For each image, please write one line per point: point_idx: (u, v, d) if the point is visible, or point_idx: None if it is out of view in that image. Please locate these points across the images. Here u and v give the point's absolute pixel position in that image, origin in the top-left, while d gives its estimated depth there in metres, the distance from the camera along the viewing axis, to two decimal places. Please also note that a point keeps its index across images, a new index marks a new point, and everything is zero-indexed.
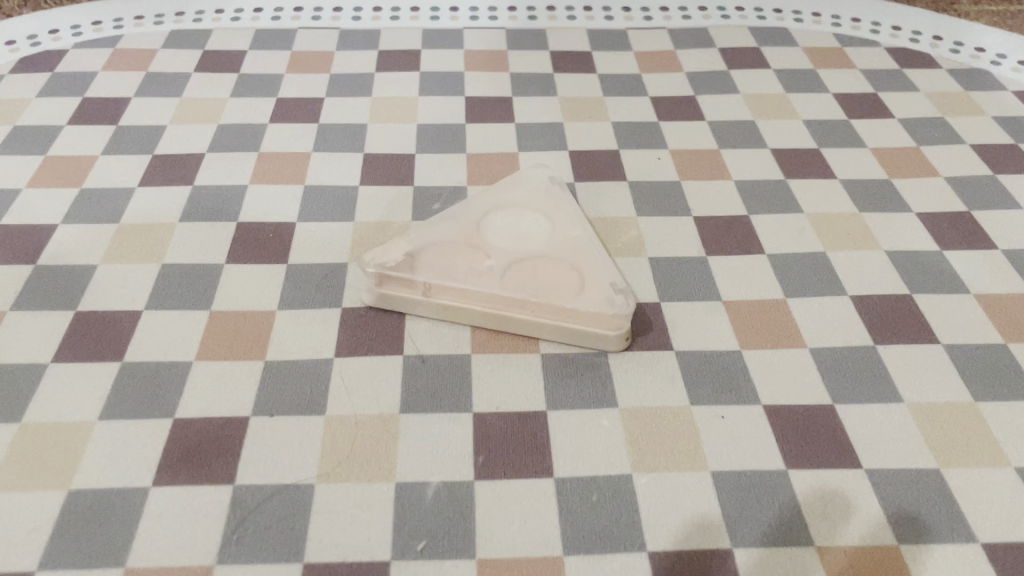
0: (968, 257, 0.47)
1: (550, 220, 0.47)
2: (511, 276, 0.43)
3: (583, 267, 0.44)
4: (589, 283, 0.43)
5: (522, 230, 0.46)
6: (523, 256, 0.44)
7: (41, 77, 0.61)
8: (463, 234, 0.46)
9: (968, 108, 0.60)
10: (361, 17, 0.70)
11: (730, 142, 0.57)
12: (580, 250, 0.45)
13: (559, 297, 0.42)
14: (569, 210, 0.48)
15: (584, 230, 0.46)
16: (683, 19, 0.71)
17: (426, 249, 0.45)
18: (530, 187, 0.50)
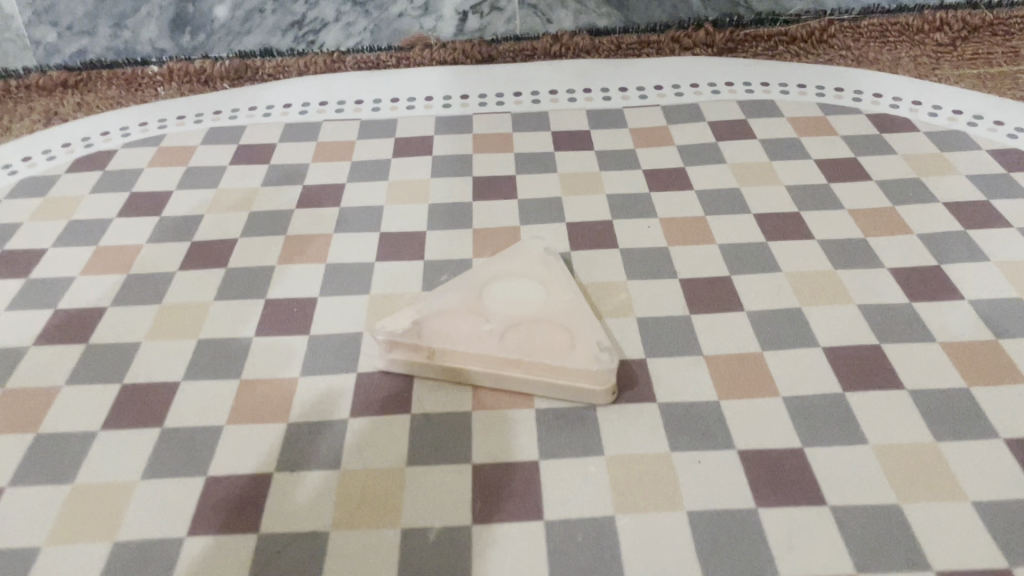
0: (936, 308, 0.51)
1: (545, 285, 0.52)
2: (508, 338, 0.48)
3: (574, 329, 0.48)
4: (579, 342, 0.47)
5: (518, 297, 0.51)
6: (519, 319, 0.49)
7: (93, 174, 0.68)
8: (465, 302, 0.51)
9: (943, 168, 0.64)
10: (380, 108, 0.77)
11: (716, 208, 0.61)
12: (572, 312, 0.49)
13: (551, 356, 0.46)
14: (562, 275, 0.53)
15: (575, 294, 0.51)
16: (676, 96, 0.76)
17: (431, 316, 0.50)
18: (528, 257, 0.55)
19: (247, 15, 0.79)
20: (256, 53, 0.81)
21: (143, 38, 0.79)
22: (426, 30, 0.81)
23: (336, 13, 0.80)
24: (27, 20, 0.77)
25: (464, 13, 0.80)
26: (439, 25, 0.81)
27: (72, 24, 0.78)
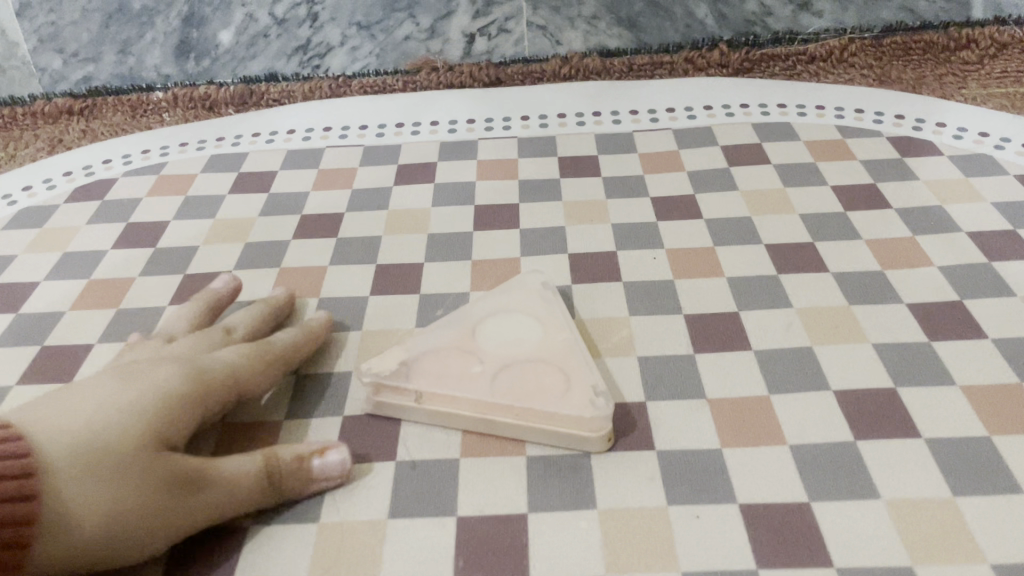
0: (957, 347, 0.48)
1: (540, 323, 0.49)
2: (498, 379, 0.45)
3: (569, 370, 0.46)
4: (574, 383, 0.45)
5: (513, 335, 0.49)
6: (512, 359, 0.47)
7: (91, 204, 0.67)
8: (458, 340, 0.49)
9: (968, 194, 0.61)
10: (385, 133, 0.74)
11: (724, 239, 0.59)
12: (568, 351, 0.47)
13: (544, 399, 0.44)
14: (559, 313, 0.50)
15: (572, 333, 0.48)
16: (688, 119, 0.73)
17: (421, 356, 0.47)
18: (525, 292, 0.52)
19: (252, 40, 0.79)
20: (262, 78, 0.81)
21: (147, 64, 0.79)
22: (433, 54, 0.80)
23: (342, 37, 0.79)
24: (32, 47, 0.78)
25: (471, 34, 0.80)
26: (446, 48, 0.80)
27: (77, 51, 0.78)
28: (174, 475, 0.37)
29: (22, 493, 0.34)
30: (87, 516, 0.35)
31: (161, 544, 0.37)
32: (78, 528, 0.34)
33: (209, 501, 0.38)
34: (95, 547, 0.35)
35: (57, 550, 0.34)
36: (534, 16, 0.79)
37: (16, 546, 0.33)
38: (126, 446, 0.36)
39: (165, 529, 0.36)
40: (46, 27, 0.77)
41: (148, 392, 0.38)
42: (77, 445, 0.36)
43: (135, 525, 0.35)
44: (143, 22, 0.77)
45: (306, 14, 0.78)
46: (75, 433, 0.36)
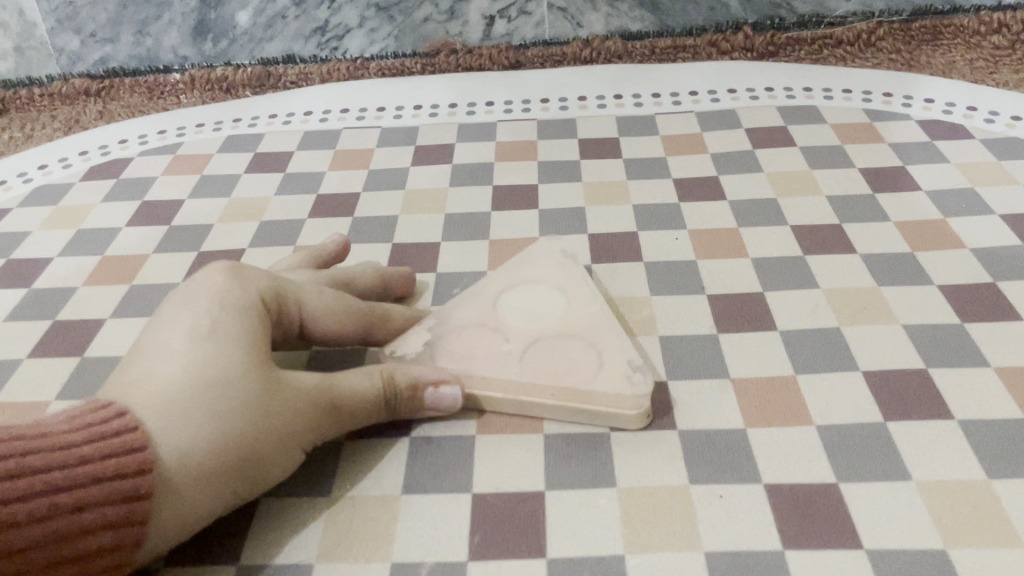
0: (991, 329, 0.46)
1: (567, 297, 0.48)
2: (527, 359, 0.44)
3: (600, 344, 0.44)
4: (607, 360, 0.43)
5: (538, 309, 0.47)
6: (540, 337, 0.45)
7: (106, 182, 0.66)
8: (482, 317, 0.47)
9: (1000, 177, 0.59)
10: (402, 115, 0.73)
11: (748, 220, 0.57)
12: (597, 326, 0.46)
13: (578, 379, 0.42)
14: (585, 286, 0.49)
15: (601, 307, 0.47)
16: (711, 102, 0.72)
17: (445, 336, 0.46)
18: (548, 266, 0.51)
19: (270, 22, 0.78)
20: (279, 60, 0.80)
21: (165, 45, 0.79)
22: (452, 36, 0.79)
23: (360, 19, 0.78)
24: (50, 28, 0.78)
25: (491, 17, 0.79)
26: (465, 31, 0.79)
27: (94, 32, 0.78)
28: (285, 395, 0.38)
29: (134, 446, 0.34)
30: (218, 447, 0.36)
31: (291, 461, 0.39)
32: (210, 460, 0.35)
33: (323, 414, 0.40)
34: (234, 475, 0.36)
35: (196, 490, 0.35)
36: None
37: (141, 499, 0.34)
38: (234, 376, 0.37)
39: (291, 443, 0.38)
40: (64, 7, 0.77)
41: (237, 325, 0.39)
42: (181, 381, 0.36)
43: (265, 443, 0.37)
44: (161, 2, 0.77)
45: None
46: (178, 376, 0.37)
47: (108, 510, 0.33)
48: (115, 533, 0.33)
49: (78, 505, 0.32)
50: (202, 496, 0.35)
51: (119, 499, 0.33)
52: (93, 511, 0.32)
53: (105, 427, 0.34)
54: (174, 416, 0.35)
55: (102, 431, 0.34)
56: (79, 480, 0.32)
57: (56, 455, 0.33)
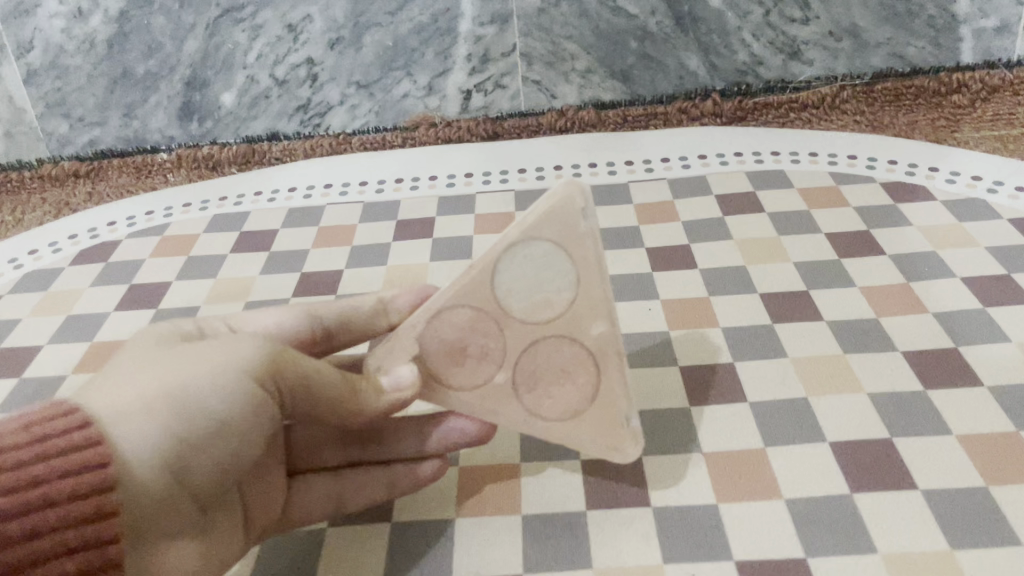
0: (953, 395, 0.48)
1: (575, 300, 0.44)
2: (524, 397, 0.45)
3: (599, 376, 0.44)
4: (601, 400, 0.44)
5: (541, 301, 0.44)
6: (536, 361, 0.44)
7: (95, 267, 0.68)
8: (482, 304, 0.44)
9: (961, 239, 0.61)
10: (384, 189, 0.75)
11: (719, 288, 0.59)
12: (599, 356, 0.44)
13: (566, 430, 0.44)
14: (596, 280, 0.43)
15: (609, 317, 0.44)
16: (683, 168, 0.74)
17: (440, 330, 0.45)
18: (566, 234, 0.43)
19: (253, 101, 0.80)
20: (263, 138, 0.82)
21: (152, 127, 0.81)
22: (431, 110, 0.82)
23: (341, 96, 0.81)
24: (39, 113, 0.80)
25: (468, 91, 0.81)
26: (443, 104, 0.82)
27: (83, 115, 0.80)
28: (214, 345, 0.39)
29: (92, 460, 0.32)
30: (143, 388, 0.36)
31: (240, 395, 0.37)
32: (134, 396, 0.35)
33: (260, 349, 0.39)
34: (169, 408, 0.35)
35: (126, 428, 0.34)
36: (530, 72, 0.80)
37: (106, 517, 0.32)
38: (164, 352, 0.39)
39: (228, 372, 0.37)
40: (52, 93, 0.79)
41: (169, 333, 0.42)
42: (115, 372, 0.38)
43: (196, 376, 0.37)
44: (147, 86, 0.79)
45: (306, 75, 0.79)
46: (113, 370, 0.38)
47: (67, 535, 0.32)
48: (81, 556, 0.32)
49: (33, 533, 0.31)
50: (135, 434, 0.34)
51: (84, 520, 0.32)
52: (51, 538, 0.31)
53: (59, 443, 0.32)
54: (106, 384, 0.37)
55: (58, 446, 0.32)
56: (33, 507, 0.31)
57: (6, 478, 0.31)
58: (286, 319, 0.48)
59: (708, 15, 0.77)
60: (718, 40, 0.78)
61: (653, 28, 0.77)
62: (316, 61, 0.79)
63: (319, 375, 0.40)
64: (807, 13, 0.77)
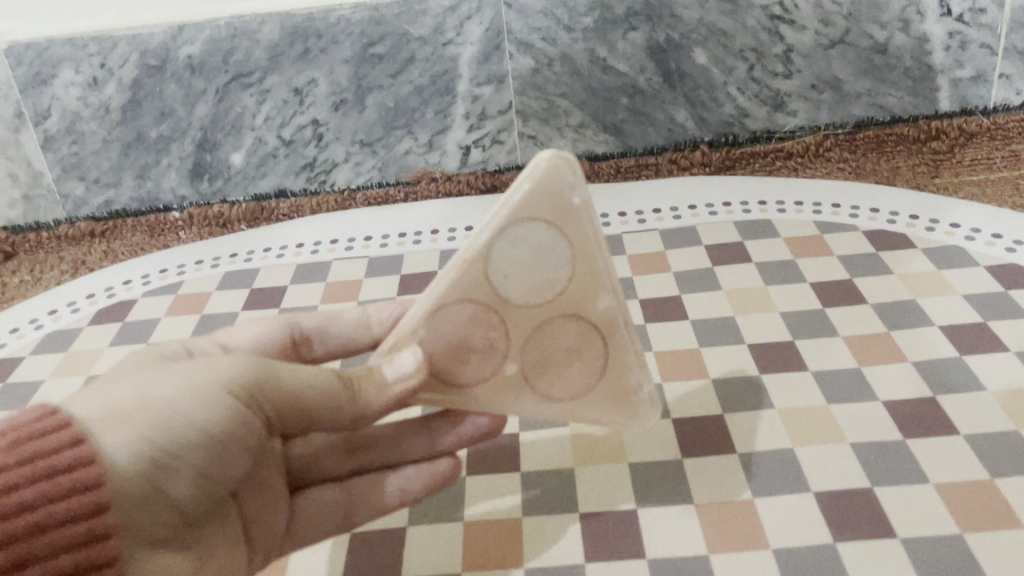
0: (931, 444, 0.50)
1: (574, 273, 0.47)
2: (537, 382, 0.49)
3: (609, 349, 0.49)
4: (614, 371, 0.49)
5: (541, 283, 0.47)
6: (546, 342, 0.48)
7: (112, 326, 0.71)
8: (485, 296, 0.47)
9: (939, 287, 0.64)
10: (388, 243, 0.79)
11: (709, 339, 0.62)
12: (604, 327, 0.48)
13: (589, 403, 0.49)
14: (593, 254, 0.47)
15: (610, 288, 0.48)
16: (674, 219, 0.78)
17: (447, 326, 0.48)
18: (560, 213, 0.46)
19: (261, 161, 0.84)
20: (271, 195, 0.86)
21: (164, 187, 0.84)
22: (431, 165, 0.85)
23: (346, 154, 0.84)
24: (56, 176, 0.84)
25: (467, 147, 0.84)
26: (444, 160, 0.85)
27: (98, 178, 0.84)
28: (199, 363, 0.42)
29: (82, 481, 0.36)
30: (130, 397, 0.39)
31: (222, 407, 0.41)
32: (119, 406, 0.39)
33: (243, 367, 0.42)
34: (155, 416, 0.39)
35: (114, 432, 0.38)
36: (525, 128, 0.83)
37: (98, 539, 0.36)
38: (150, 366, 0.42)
39: (211, 387, 0.41)
40: (69, 157, 0.82)
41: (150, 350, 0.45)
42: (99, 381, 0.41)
43: (177, 390, 0.40)
44: (160, 149, 0.82)
45: (312, 134, 0.83)
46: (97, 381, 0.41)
47: (61, 558, 0.35)
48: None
49: (27, 556, 0.34)
50: (121, 438, 0.38)
51: (75, 542, 0.35)
52: (43, 561, 0.35)
53: (54, 462, 0.36)
54: (90, 391, 0.40)
55: (51, 465, 0.36)
56: (29, 528, 0.35)
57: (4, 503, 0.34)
58: (267, 329, 0.53)
59: (694, 72, 0.80)
60: (705, 94, 0.82)
61: (643, 84, 0.81)
62: (321, 121, 0.82)
63: (308, 387, 0.43)
64: (790, 67, 0.80)
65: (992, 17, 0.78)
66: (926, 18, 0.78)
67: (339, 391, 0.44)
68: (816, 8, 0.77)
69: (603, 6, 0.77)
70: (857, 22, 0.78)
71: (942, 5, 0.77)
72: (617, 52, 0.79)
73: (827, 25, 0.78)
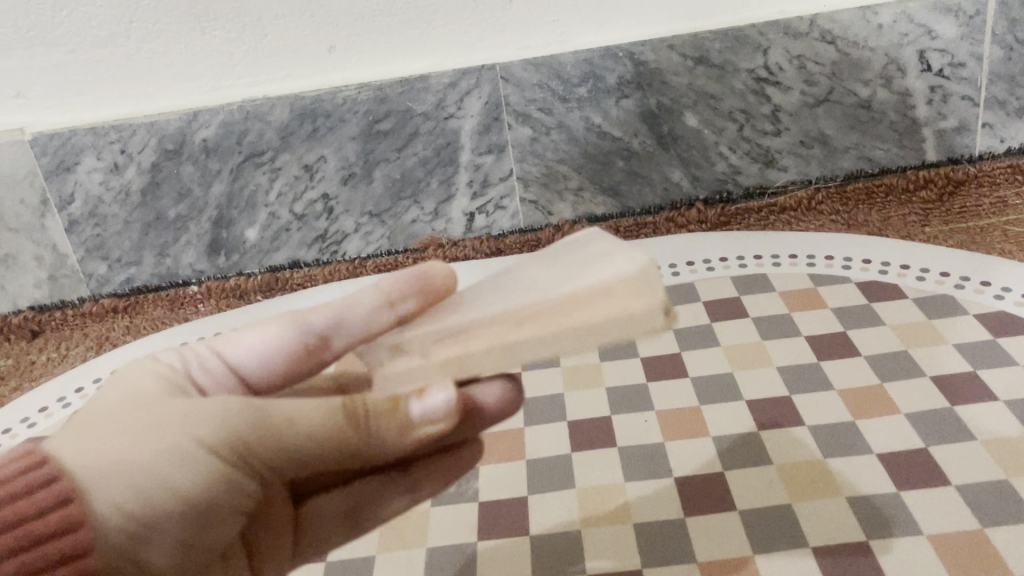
0: (924, 495, 0.52)
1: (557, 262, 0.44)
2: (526, 318, 0.39)
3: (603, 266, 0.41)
4: (614, 270, 0.40)
5: (526, 277, 0.44)
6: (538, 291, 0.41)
7: None
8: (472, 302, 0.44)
9: (930, 337, 0.66)
10: None
11: (708, 396, 0.64)
12: (592, 261, 0.42)
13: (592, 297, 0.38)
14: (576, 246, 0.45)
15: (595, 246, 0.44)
16: (673, 275, 0.80)
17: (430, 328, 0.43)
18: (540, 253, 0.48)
19: (275, 235, 0.88)
20: (286, 266, 0.90)
21: (183, 263, 0.89)
22: (438, 232, 0.89)
23: (355, 225, 0.88)
24: (80, 257, 0.88)
25: (471, 213, 0.89)
26: (449, 227, 0.89)
27: (120, 256, 0.88)
28: (197, 406, 0.37)
29: (70, 551, 0.33)
30: (109, 454, 0.35)
31: (211, 472, 0.36)
32: (100, 466, 0.34)
33: (240, 422, 0.36)
34: (134, 480, 0.34)
35: (95, 496, 0.34)
36: (527, 193, 0.88)
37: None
38: (138, 406, 0.38)
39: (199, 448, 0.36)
40: (92, 239, 0.87)
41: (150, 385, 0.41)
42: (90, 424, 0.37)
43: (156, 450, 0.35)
44: (178, 228, 0.87)
45: (323, 208, 0.87)
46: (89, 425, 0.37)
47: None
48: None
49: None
50: (99, 503, 0.34)
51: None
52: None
53: (37, 529, 0.32)
54: (80, 439, 0.36)
55: (34, 534, 0.32)
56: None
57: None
58: (270, 332, 0.44)
59: (686, 134, 0.84)
60: (698, 154, 0.86)
61: (637, 148, 0.85)
62: (331, 195, 0.86)
63: (310, 451, 0.37)
64: (778, 126, 0.84)
65: (971, 71, 0.81)
66: (907, 75, 0.81)
67: (344, 426, 0.37)
68: (800, 70, 0.81)
69: (596, 77, 0.81)
70: (840, 81, 0.81)
71: (921, 62, 0.80)
72: (610, 119, 0.84)
73: (811, 85, 0.82)
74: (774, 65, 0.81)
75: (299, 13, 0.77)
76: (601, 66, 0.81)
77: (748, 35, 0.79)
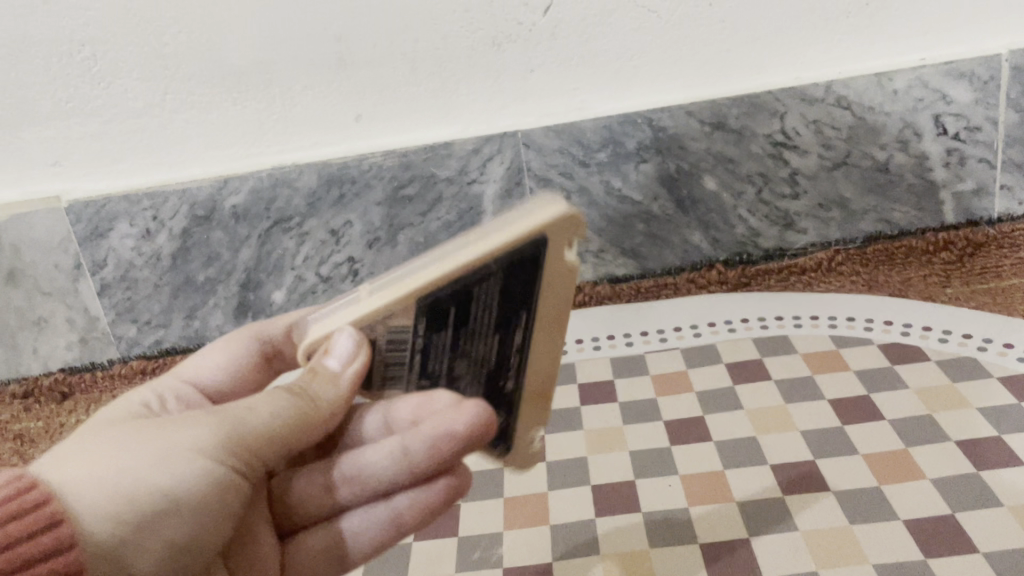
0: (951, 562, 0.52)
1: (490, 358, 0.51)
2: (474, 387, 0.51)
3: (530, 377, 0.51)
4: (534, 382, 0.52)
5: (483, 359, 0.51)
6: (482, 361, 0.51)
7: None
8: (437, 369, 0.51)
9: (954, 401, 0.66)
10: None
11: (732, 460, 0.64)
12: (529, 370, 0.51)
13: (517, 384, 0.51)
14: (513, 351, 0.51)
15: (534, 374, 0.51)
16: (694, 336, 0.81)
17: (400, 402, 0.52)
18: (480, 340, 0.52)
19: (302, 297, 0.90)
20: None
21: (210, 325, 0.90)
22: None
23: None
24: (111, 320, 0.90)
25: None
26: None
27: (150, 319, 0.90)
28: (172, 427, 0.44)
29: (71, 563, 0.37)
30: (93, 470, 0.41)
31: (192, 471, 0.42)
32: (84, 479, 0.40)
33: (209, 429, 0.43)
34: (121, 484, 0.40)
35: (83, 506, 0.39)
36: None
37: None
38: (110, 436, 0.45)
39: (186, 452, 0.42)
40: (123, 302, 0.89)
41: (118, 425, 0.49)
42: (66, 454, 0.43)
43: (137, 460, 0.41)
44: (207, 291, 0.89)
45: (349, 271, 0.89)
46: (64, 455, 0.43)
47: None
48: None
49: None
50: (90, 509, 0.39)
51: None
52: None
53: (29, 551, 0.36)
54: (62, 463, 0.42)
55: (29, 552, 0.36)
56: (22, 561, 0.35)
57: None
58: (230, 353, 0.59)
59: (705, 197, 0.86)
60: (716, 216, 0.87)
61: (656, 211, 0.87)
62: (357, 258, 0.88)
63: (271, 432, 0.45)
64: (797, 189, 0.85)
65: (988, 134, 0.82)
66: (924, 138, 0.82)
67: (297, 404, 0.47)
68: (816, 134, 0.82)
69: (616, 143, 0.84)
70: (858, 144, 0.83)
71: (937, 126, 0.82)
72: (630, 183, 0.86)
73: (828, 149, 0.83)
74: (791, 130, 0.82)
75: (327, 84, 0.80)
76: (620, 132, 0.83)
77: (764, 102, 0.81)
